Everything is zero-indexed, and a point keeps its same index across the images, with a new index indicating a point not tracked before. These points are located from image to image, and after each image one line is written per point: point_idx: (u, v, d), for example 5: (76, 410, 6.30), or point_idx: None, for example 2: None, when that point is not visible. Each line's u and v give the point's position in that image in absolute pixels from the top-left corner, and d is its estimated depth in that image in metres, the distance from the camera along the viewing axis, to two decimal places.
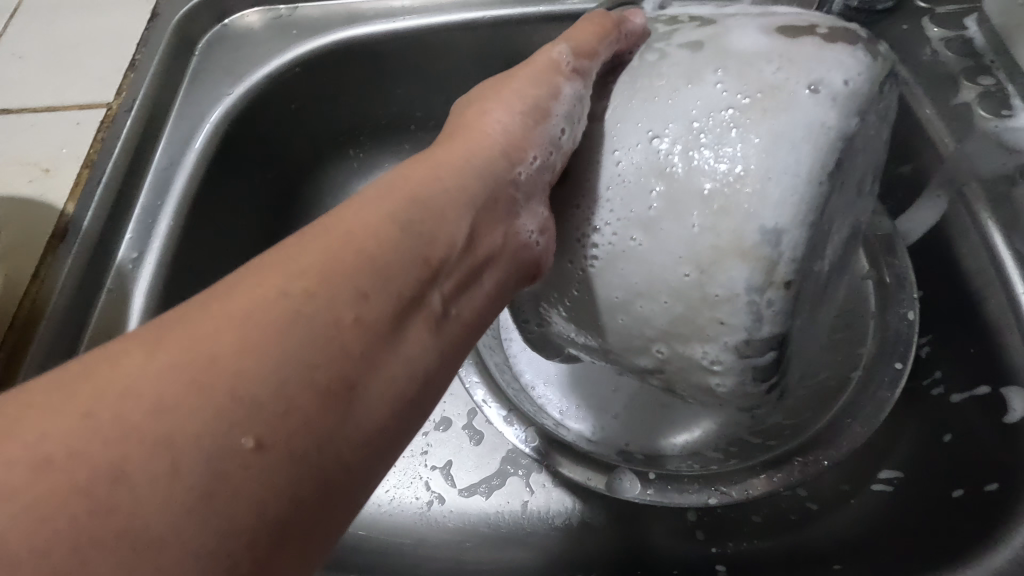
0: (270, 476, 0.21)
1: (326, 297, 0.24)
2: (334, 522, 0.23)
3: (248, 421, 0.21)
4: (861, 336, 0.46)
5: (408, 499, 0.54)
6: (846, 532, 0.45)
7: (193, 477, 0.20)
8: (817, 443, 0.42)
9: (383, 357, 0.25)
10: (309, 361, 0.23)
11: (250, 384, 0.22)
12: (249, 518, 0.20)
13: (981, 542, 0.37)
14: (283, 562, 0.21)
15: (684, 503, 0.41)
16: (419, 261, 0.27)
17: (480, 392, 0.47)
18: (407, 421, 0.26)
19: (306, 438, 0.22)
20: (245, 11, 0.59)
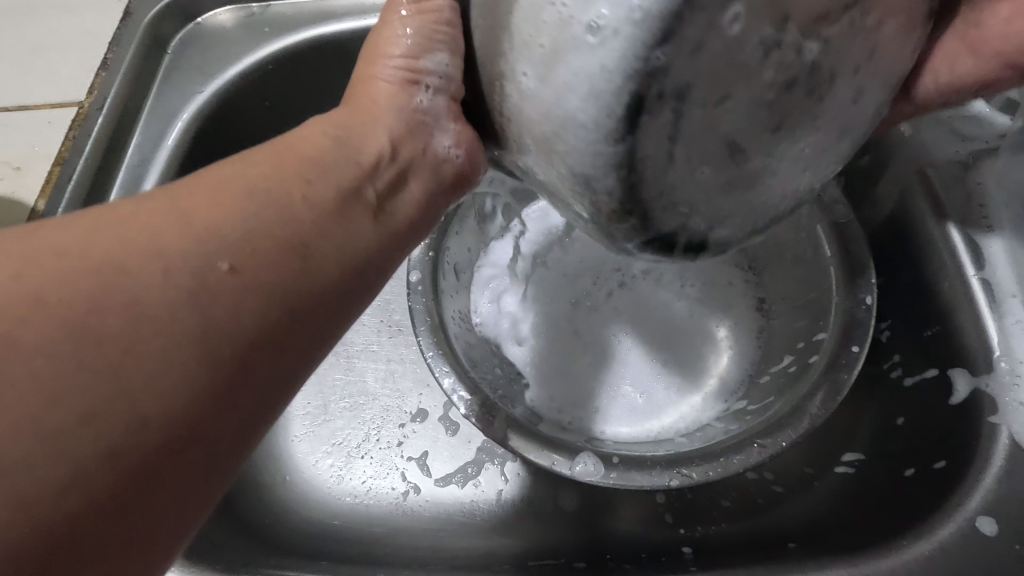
0: (240, 294, 0.26)
1: (278, 179, 0.29)
2: (290, 356, 0.27)
3: (224, 251, 0.26)
4: (824, 321, 0.47)
5: (384, 489, 0.55)
6: (810, 511, 0.46)
7: (178, 282, 0.25)
8: (775, 424, 0.43)
9: (332, 228, 0.29)
10: (268, 218, 0.27)
11: (220, 225, 0.26)
12: (219, 330, 0.25)
13: (930, 516, 0.39)
14: (252, 367, 0.26)
15: (647, 484, 0.42)
16: (356, 161, 0.32)
17: (449, 380, 0.46)
18: (356, 289, 0.30)
19: (272, 273, 0.27)
20: (218, 10, 0.59)
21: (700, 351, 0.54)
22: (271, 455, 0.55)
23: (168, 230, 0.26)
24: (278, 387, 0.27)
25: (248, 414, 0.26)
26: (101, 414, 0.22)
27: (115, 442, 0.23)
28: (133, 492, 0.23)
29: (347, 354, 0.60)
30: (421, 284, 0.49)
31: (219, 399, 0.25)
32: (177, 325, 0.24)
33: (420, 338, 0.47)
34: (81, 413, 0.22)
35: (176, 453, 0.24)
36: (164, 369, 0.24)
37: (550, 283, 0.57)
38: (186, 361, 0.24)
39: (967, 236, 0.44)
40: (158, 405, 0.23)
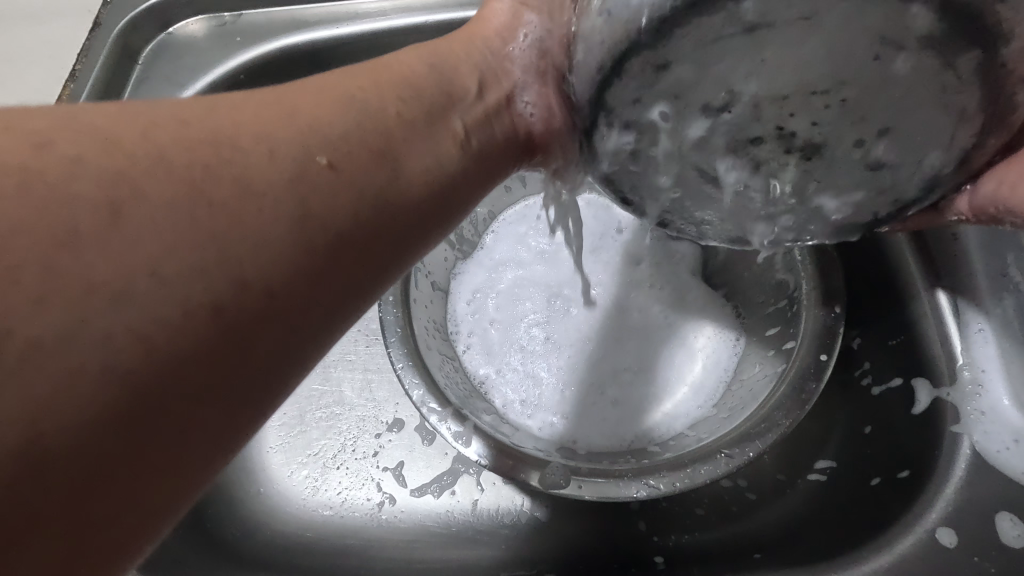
0: (341, 187, 0.26)
1: (378, 95, 0.30)
2: (378, 262, 0.27)
3: (323, 148, 0.26)
4: (797, 327, 0.47)
5: (359, 500, 0.54)
6: (782, 520, 0.46)
7: (286, 165, 0.25)
8: (744, 434, 0.43)
9: (416, 143, 0.30)
10: (364, 126, 0.28)
11: (325, 124, 0.27)
12: (328, 216, 0.25)
13: (884, 524, 0.40)
14: (345, 264, 0.26)
15: (614, 496, 0.42)
16: (445, 91, 0.33)
17: (419, 392, 0.46)
18: (442, 213, 0.30)
19: (367, 175, 0.27)
20: (188, 19, 0.58)
21: (692, 361, 0.53)
22: (247, 467, 0.55)
23: (281, 126, 0.26)
24: (366, 289, 0.27)
25: (338, 309, 0.26)
26: (219, 272, 0.22)
27: (222, 307, 0.22)
28: (234, 353, 0.22)
29: (324, 362, 0.60)
30: (392, 294, 0.49)
31: (319, 278, 0.25)
32: (285, 205, 0.24)
33: (390, 349, 0.47)
34: (207, 264, 0.22)
35: (275, 327, 0.24)
36: (267, 238, 0.23)
37: (527, 288, 0.56)
38: (293, 235, 0.24)
39: (935, 246, 0.45)
40: (264, 267, 0.23)
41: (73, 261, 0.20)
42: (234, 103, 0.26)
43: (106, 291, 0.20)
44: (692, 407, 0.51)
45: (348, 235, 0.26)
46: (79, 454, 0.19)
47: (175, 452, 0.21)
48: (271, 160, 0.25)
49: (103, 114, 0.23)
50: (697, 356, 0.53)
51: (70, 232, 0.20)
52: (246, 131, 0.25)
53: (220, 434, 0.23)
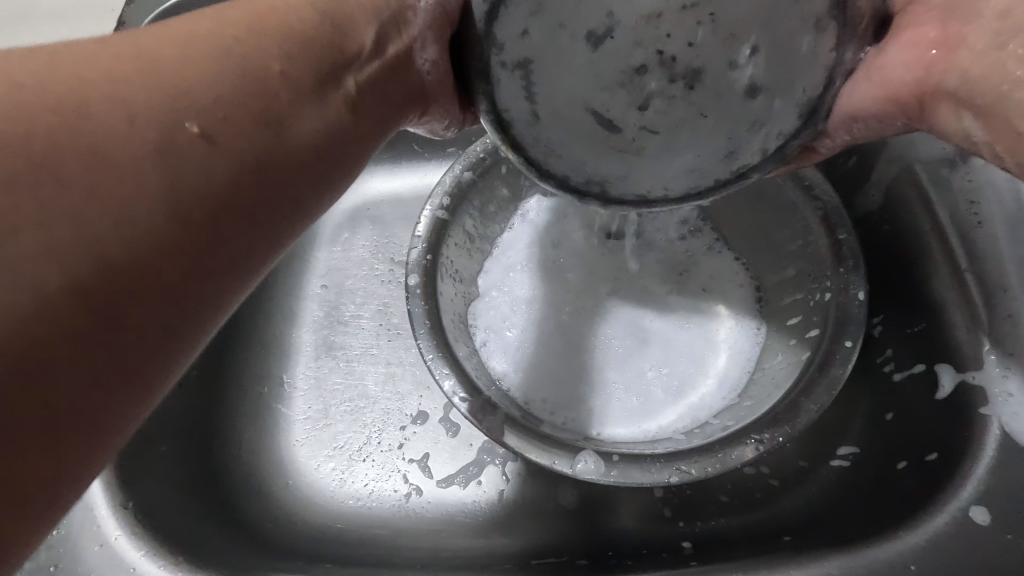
0: (216, 155, 0.28)
1: (256, 46, 0.31)
2: (268, 223, 0.30)
3: (193, 112, 0.27)
4: (820, 315, 0.47)
5: (386, 492, 0.55)
6: (808, 504, 0.47)
7: (148, 134, 0.26)
8: (772, 420, 0.44)
9: (303, 108, 0.31)
10: (238, 90, 0.29)
11: (187, 80, 0.28)
12: (204, 182, 0.27)
13: (916, 510, 0.40)
14: (227, 229, 0.28)
15: (647, 482, 0.42)
16: (335, 47, 0.34)
17: (450, 382, 0.46)
18: (333, 169, 0.33)
19: (245, 142, 0.29)
20: None
21: (707, 349, 0.54)
22: (275, 461, 0.56)
23: (141, 87, 0.27)
24: (260, 247, 0.30)
25: (230, 267, 0.29)
26: (95, 241, 0.24)
27: (98, 272, 0.24)
28: (118, 313, 0.25)
29: (347, 358, 0.60)
30: (420, 287, 0.49)
31: (204, 240, 0.27)
32: (150, 172, 0.26)
33: (420, 341, 0.48)
34: (81, 231, 0.24)
35: (162, 288, 0.26)
36: (141, 205, 0.25)
37: (551, 283, 0.57)
38: (167, 202, 0.26)
39: (959, 232, 0.45)
40: (143, 234, 0.25)
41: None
42: (96, 58, 0.27)
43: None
44: (716, 399, 0.51)
45: (231, 199, 0.28)
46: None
47: (68, 407, 0.24)
48: (128, 122, 0.26)
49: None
50: (718, 350, 0.54)
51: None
52: (97, 91, 0.26)
53: (122, 385, 0.25)
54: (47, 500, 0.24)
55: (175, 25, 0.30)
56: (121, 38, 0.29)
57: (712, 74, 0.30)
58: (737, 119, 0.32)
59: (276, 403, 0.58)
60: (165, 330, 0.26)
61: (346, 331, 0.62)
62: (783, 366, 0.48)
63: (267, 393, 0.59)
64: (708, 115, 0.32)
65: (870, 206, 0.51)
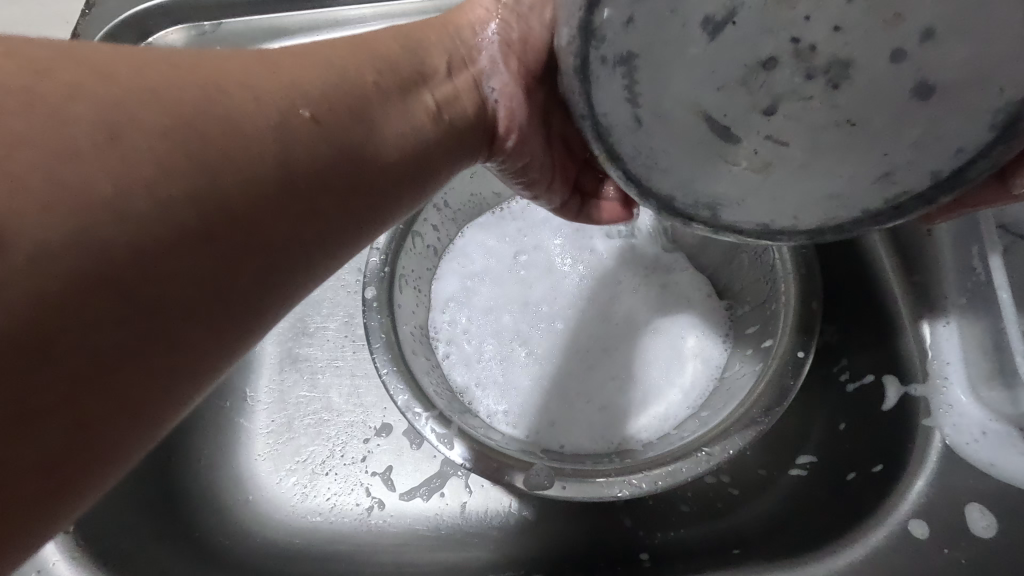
0: (321, 137, 0.29)
1: (356, 63, 0.33)
2: (356, 205, 0.31)
3: (306, 100, 0.29)
4: (774, 325, 0.47)
5: (348, 506, 0.55)
6: (766, 514, 0.47)
7: (270, 112, 0.27)
8: (724, 432, 0.44)
9: (391, 111, 0.33)
10: (342, 93, 0.31)
11: (305, 81, 0.30)
12: (307, 162, 0.28)
13: (858, 522, 0.41)
14: (324, 202, 0.29)
15: (596, 497, 0.42)
16: (421, 70, 0.36)
17: (404, 397, 0.46)
18: (412, 174, 0.34)
19: (345, 134, 0.30)
20: (166, 29, 0.59)
21: (684, 362, 0.53)
22: (235, 475, 0.56)
23: (272, 80, 0.28)
24: (342, 236, 0.31)
25: (317, 247, 0.29)
26: (219, 201, 0.25)
27: (216, 231, 0.24)
28: (228, 274, 0.25)
29: (311, 370, 0.60)
30: (376, 301, 0.49)
31: (302, 216, 0.28)
32: (269, 145, 0.27)
33: (374, 356, 0.47)
34: (214, 188, 0.24)
35: (259, 258, 0.26)
36: (260, 167, 0.26)
37: (513, 294, 0.57)
38: (277, 173, 0.27)
39: (906, 242, 0.46)
40: (255, 200, 0.26)
41: (73, 173, 0.21)
42: (208, 59, 0.28)
43: (107, 208, 0.22)
44: (677, 410, 0.51)
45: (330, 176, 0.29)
46: (87, 351, 0.21)
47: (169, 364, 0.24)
48: (259, 104, 0.27)
49: (108, 52, 0.25)
50: (687, 358, 0.53)
51: (66, 139, 0.21)
52: (234, 79, 0.27)
53: (211, 351, 0.25)
54: (117, 452, 0.23)
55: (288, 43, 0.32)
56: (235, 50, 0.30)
57: (861, 65, 0.28)
58: (887, 127, 0.29)
59: (238, 416, 0.58)
60: (252, 303, 0.27)
61: (311, 342, 0.61)
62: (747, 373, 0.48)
63: (228, 407, 0.58)
64: (849, 121, 0.29)
65: None
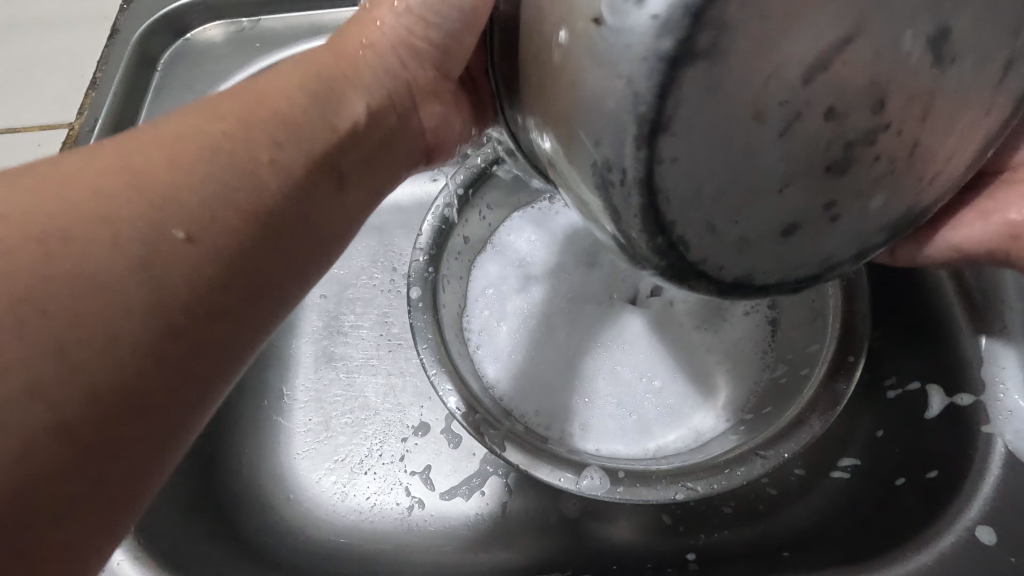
0: (197, 262, 0.27)
1: (245, 139, 0.31)
2: (258, 304, 0.30)
3: (180, 218, 0.27)
4: (822, 329, 0.48)
5: (388, 505, 0.55)
6: (811, 517, 0.47)
7: (131, 249, 0.26)
8: (776, 436, 0.44)
9: (295, 197, 0.32)
10: (231, 186, 0.29)
11: (175, 192, 0.28)
12: (180, 291, 0.27)
13: (916, 529, 0.42)
14: (214, 324, 0.28)
15: (652, 498, 0.43)
16: (328, 126, 0.34)
17: (454, 399, 0.46)
18: (316, 246, 0.33)
19: (228, 243, 0.29)
20: (206, 25, 0.59)
21: (726, 369, 0.54)
22: (276, 474, 0.56)
23: (133, 201, 0.27)
24: (237, 345, 0.30)
25: (196, 368, 0.28)
26: (86, 369, 0.24)
27: (80, 398, 0.24)
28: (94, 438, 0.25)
29: (347, 369, 0.60)
30: (422, 300, 0.49)
31: (190, 336, 0.27)
32: (135, 289, 0.26)
33: (421, 356, 0.47)
34: (68, 366, 0.24)
35: (140, 402, 0.26)
36: (123, 329, 0.25)
37: (552, 296, 0.57)
38: (154, 317, 0.26)
39: None
40: (129, 357, 0.25)
41: None
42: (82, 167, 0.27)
43: None
44: (719, 421, 0.51)
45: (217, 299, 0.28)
46: None
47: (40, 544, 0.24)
48: (113, 244, 0.26)
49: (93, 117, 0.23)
50: (732, 363, 0.54)
51: None
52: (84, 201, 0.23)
53: (101, 501, 0.25)
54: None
55: (167, 123, 0.31)
56: (92, 147, 0.29)
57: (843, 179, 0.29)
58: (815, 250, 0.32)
59: (276, 415, 0.58)
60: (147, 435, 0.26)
61: (346, 341, 0.61)
62: (797, 377, 0.48)
63: (267, 405, 0.58)
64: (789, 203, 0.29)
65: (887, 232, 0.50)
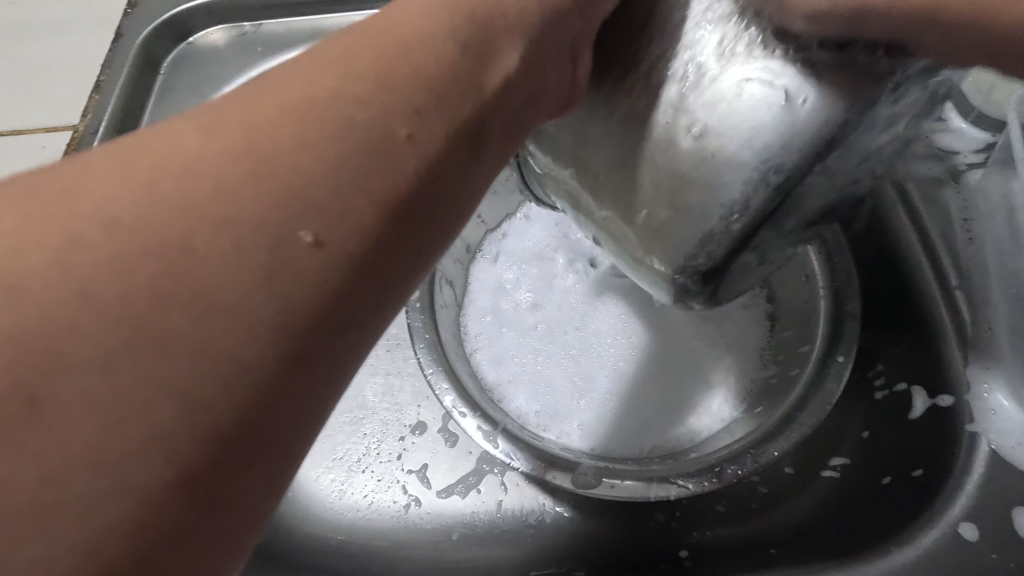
0: (329, 271, 0.22)
1: (382, 105, 0.24)
2: (390, 303, 0.24)
3: (306, 216, 0.21)
4: (812, 331, 0.49)
5: (385, 503, 0.55)
6: (802, 515, 0.48)
7: (259, 258, 0.21)
8: (767, 436, 0.45)
9: (438, 172, 0.24)
10: (364, 170, 0.23)
11: (304, 178, 0.22)
12: (307, 308, 0.21)
13: (903, 526, 0.42)
14: (345, 338, 0.22)
15: (644, 496, 0.43)
16: (475, 85, 0.26)
17: (450, 398, 0.47)
18: (455, 224, 0.26)
19: (366, 239, 0.22)
20: (209, 29, 0.60)
21: (721, 371, 0.54)
22: None
23: (255, 200, 0.21)
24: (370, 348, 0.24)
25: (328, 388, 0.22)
26: (199, 417, 0.20)
27: (196, 456, 0.20)
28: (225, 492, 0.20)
29: None
30: (419, 301, 0.50)
31: (318, 356, 0.22)
32: (261, 312, 0.21)
33: (418, 356, 0.48)
34: (188, 409, 0.20)
35: (261, 449, 0.21)
36: (247, 364, 0.20)
37: (545, 292, 0.58)
38: (277, 353, 0.21)
39: (947, 246, 0.48)
40: (251, 406, 0.21)
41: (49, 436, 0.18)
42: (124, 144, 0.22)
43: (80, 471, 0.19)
44: (712, 421, 0.52)
45: (345, 308, 0.22)
46: None
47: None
48: (234, 254, 0.21)
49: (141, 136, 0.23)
50: (729, 363, 0.54)
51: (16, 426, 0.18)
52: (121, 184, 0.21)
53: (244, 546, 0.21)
54: None
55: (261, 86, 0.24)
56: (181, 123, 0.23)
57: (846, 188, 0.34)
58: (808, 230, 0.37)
59: None
60: (270, 479, 0.22)
61: None
62: (789, 379, 0.49)
63: None
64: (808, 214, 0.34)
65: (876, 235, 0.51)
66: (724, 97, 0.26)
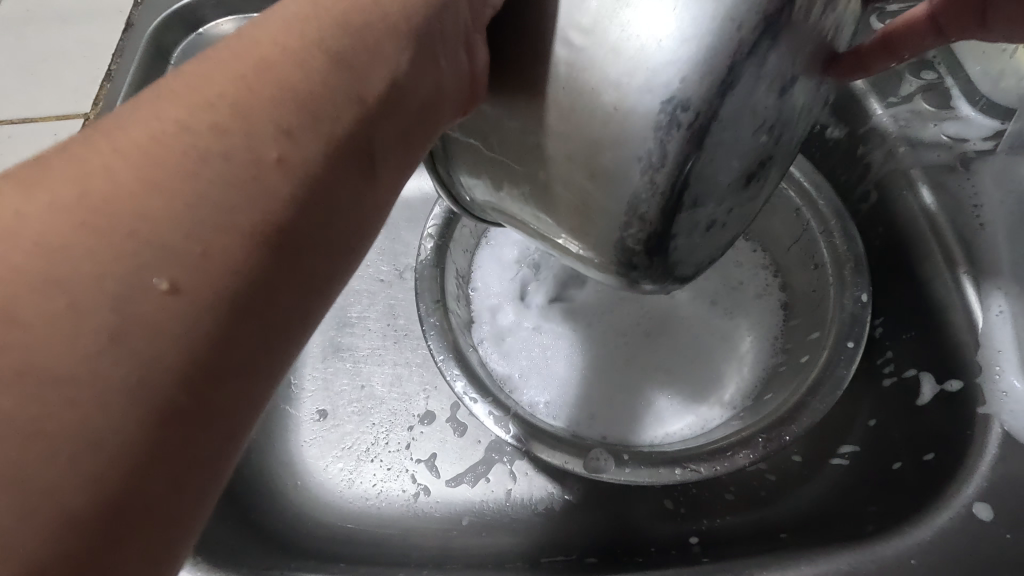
0: (188, 320, 0.20)
1: (245, 129, 0.21)
2: (269, 348, 0.22)
3: (162, 261, 0.19)
4: (823, 318, 0.49)
5: (394, 492, 0.55)
6: (811, 503, 0.48)
7: (104, 316, 0.19)
8: (779, 420, 0.45)
9: (315, 201, 0.22)
10: (227, 205, 0.20)
11: (174, 232, 0.20)
12: (168, 360, 0.19)
13: (916, 511, 0.42)
14: (219, 391, 0.20)
15: (656, 481, 0.43)
16: (354, 97, 0.23)
17: (461, 383, 0.47)
18: (348, 248, 0.24)
19: (230, 280, 0.20)
20: (220, 19, 0.60)
21: (733, 360, 0.54)
22: (285, 461, 0.57)
23: (109, 241, 0.19)
24: (250, 399, 0.22)
25: (206, 450, 0.20)
26: (48, 498, 0.17)
27: (48, 539, 0.17)
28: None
29: (354, 359, 0.60)
30: (427, 287, 0.50)
31: (185, 416, 0.20)
32: (112, 381, 0.18)
33: (429, 342, 0.48)
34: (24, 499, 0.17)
35: (134, 522, 0.19)
36: (97, 436, 0.18)
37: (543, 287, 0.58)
38: (132, 419, 0.19)
39: (958, 232, 0.48)
40: (103, 479, 0.18)
41: None
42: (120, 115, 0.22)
43: None
44: (721, 409, 0.52)
45: (211, 359, 0.20)
46: None
47: None
48: (118, 297, 0.19)
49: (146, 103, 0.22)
50: (738, 353, 0.55)
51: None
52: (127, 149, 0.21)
53: None
54: None
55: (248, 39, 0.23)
56: (164, 88, 0.22)
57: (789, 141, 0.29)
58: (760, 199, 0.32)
59: (284, 404, 0.58)
60: (153, 553, 0.19)
61: (354, 333, 0.62)
62: (799, 366, 0.49)
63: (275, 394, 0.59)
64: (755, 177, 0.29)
65: (891, 224, 0.52)
66: (617, 31, 0.24)
